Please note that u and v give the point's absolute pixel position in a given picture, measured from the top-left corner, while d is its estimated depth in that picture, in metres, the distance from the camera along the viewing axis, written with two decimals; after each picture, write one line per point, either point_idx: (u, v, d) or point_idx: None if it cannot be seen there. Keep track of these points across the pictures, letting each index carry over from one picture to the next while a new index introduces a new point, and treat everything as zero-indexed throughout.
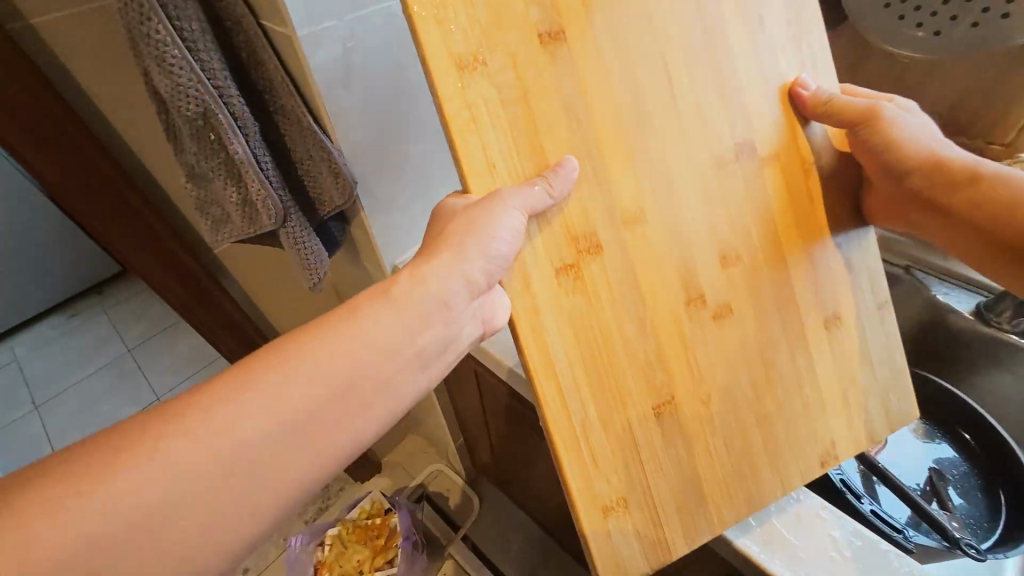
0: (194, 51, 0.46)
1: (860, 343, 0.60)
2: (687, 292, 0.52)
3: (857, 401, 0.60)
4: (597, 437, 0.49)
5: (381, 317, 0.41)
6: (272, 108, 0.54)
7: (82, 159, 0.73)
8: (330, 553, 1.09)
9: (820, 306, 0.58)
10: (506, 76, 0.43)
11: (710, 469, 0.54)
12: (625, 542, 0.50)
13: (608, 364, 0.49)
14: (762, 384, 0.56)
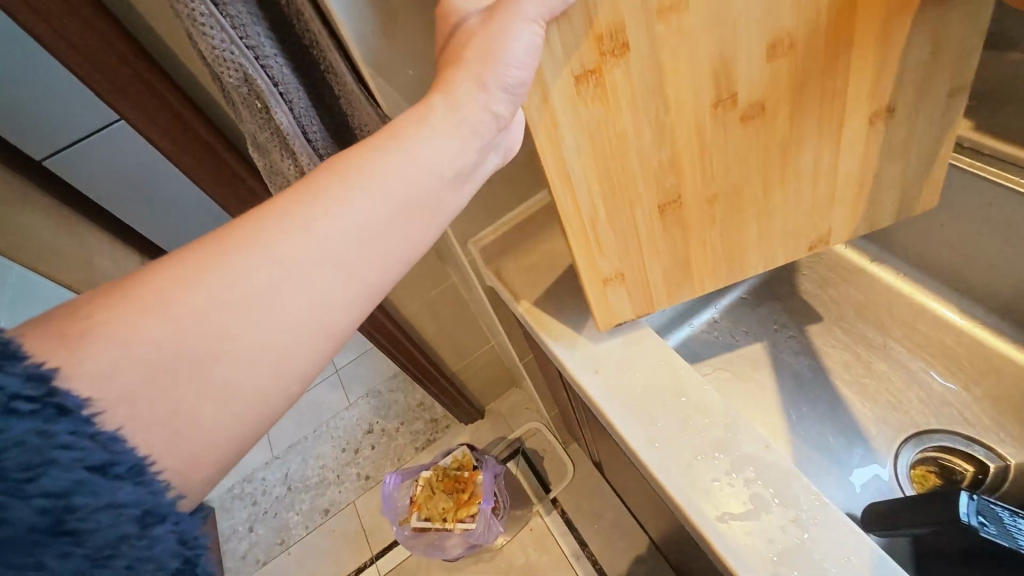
0: (221, 3, 0.40)
1: (910, 141, 0.46)
2: (716, 90, 0.39)
3: (874, 200, 0.49)
4: (605, 228, 0.46)
5: (431, 141, 0.35)
6: (316, 67, 0.48)
7: (184, 127, 0.62)
8: (421, 494, 1.17)
9: (867, 103, 0.43)
10: None
11: (700, 248, 0.50)
12: (621, 307, 0.53)
13: (620, 168, 0.42)
14: (787, 177, 0.46)
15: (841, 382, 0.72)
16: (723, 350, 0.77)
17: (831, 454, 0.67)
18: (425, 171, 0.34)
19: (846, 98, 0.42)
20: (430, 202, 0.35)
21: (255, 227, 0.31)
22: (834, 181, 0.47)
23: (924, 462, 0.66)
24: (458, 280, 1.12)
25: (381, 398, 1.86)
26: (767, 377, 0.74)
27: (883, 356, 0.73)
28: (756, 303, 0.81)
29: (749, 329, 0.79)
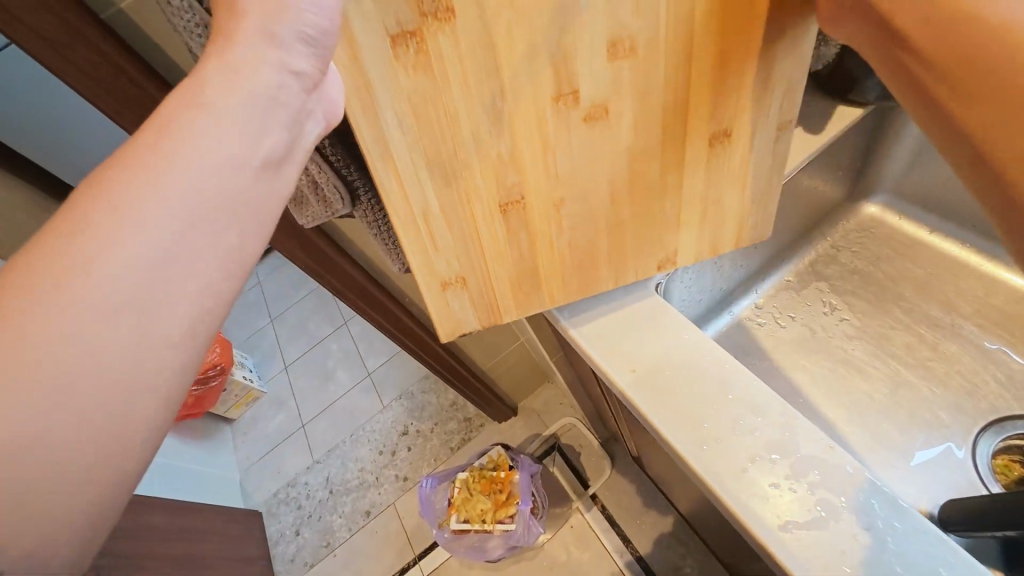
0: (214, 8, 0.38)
1: (756, 157, 0.45)
2: (555, 84, 0.36)
3: (715, 222, 0.49)
4: (440, 225, 0.43)
5: (202, 127, 0.27)
6: None
7: None
8: (458, 496, 1.16)
9: (716, 108, 0.41)
10: None
11: (549, 262, 0.48)
12: (466, 312, 0.51)
13: (453, 161, 0.39)
14: (634, 184, 0.44)
15: (905, 366, 0.66)
16: (767, 339, 0.72)
17: (897, 447, 0.62)
18: (217, 169, 0.27)
19: (692, 103, 0.40)
20: (267, 193, 0.30)
21: (54, 245, 0.24)
22: (676, 189, 0.46)
23: (1009, 450, 0.59)
24: None
25: (414, 399, 1.87)
26: (821, 365, 0.69)
27: (951, 335, 0.66)
28: (801, 286, 0.75)
29: (796, 315, 0.73)
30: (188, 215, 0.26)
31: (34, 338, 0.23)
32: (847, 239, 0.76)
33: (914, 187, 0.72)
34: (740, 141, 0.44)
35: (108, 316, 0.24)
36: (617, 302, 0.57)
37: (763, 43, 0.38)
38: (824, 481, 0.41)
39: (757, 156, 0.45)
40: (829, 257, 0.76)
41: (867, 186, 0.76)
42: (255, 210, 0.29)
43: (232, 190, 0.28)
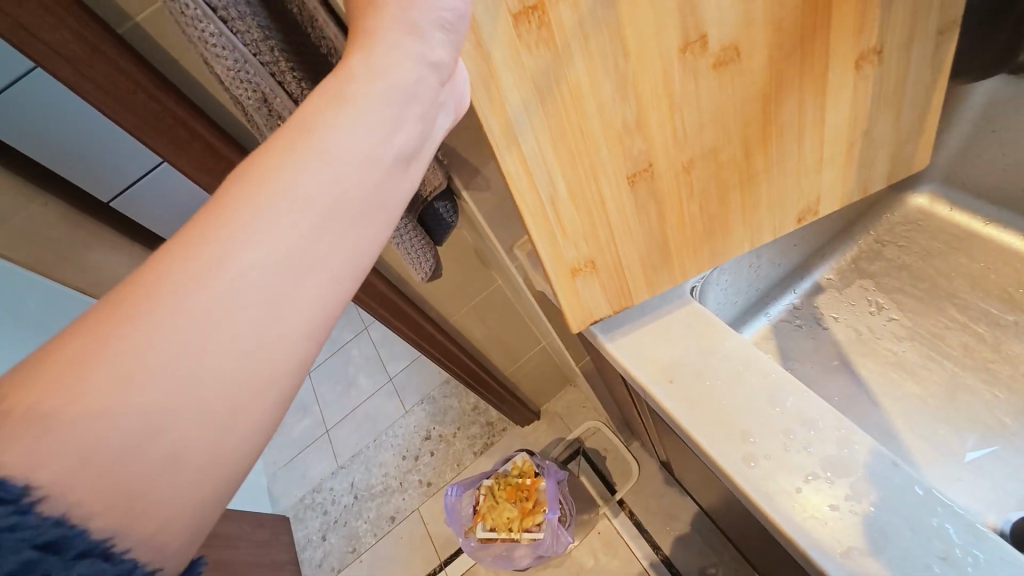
0: (229, 19, 0.37)
1: (896, 78, 0.43)
2: (683, 32, 0.35)
3: (864, 157, 0.47)
4: (567, 208, 0.40)
5: (345, 116, 0.26)
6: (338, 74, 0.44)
7: (218, 158, 0.60)
8: (484, 504, 1.14)
9: (859, 26, 0.39)
10: None
11: (678, 229, 0.46)
12: (595, 298, 0.48)
13: (579, 136, 0.37)
14: (776, 127, 0.42)
15: (964, 369, 0.61)
16: (807, 341, 0.68)
17: (963, 457, 0.57)
18: (357, 155, 0.26)
19: (828, 33, 0.38)
20: (401, 178, 0.28)
21: (209, 229, 0.24)
22: (819, 130, 0.44)
23: None
24: (503, 283, 1.07)
25: (436, 404, 1.86)
26: (869, 369, 0.64)
27: (1016, 334, 0.61)
28: (844, 285, 0.71)
29: (838, 314, 0.69)
30: (326, 206, 0.25)
31: (189, 321, 0.22)
32: (892, 233, 0.72)
33: (967, 176, 0.67)
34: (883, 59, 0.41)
35: (242, 309, 0.23)
36: (650, 308, 0.54)
37: None
38: (895, 508, 0.38)
39: (898, 77, 0.43)
40: (873, 253, 0.72)
41: (914, 177, 0.71)
42: (378, 202, 0.27)
43: (360, 189, 0.26)
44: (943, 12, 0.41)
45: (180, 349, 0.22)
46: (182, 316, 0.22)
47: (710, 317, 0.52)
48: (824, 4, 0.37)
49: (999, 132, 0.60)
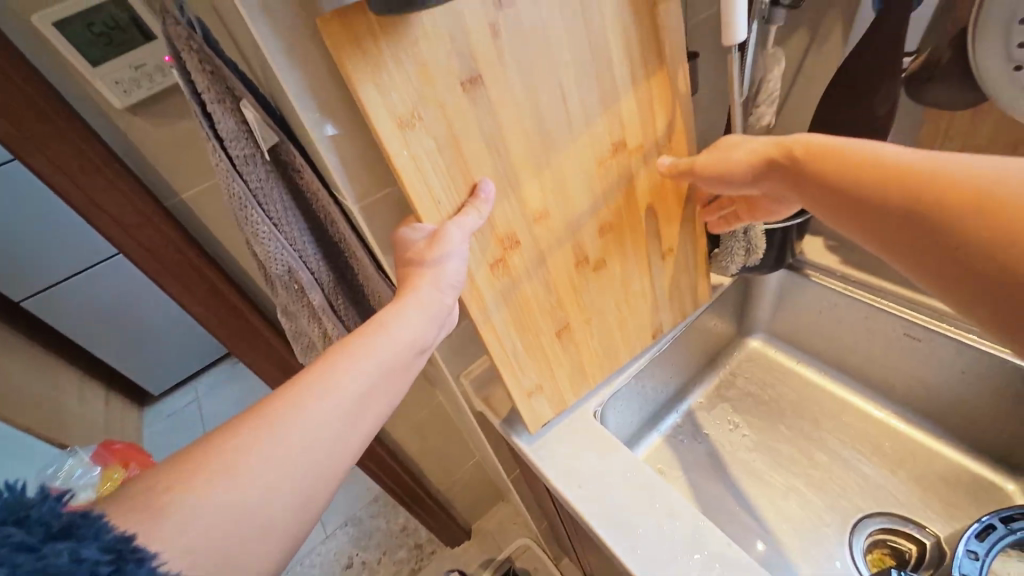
0: (279, 223, 0.54)
1: (688, 262, 0.76)
2: (576, 255, 0.63)
3: (682, 302, 0.79)
4: (521, 353, 0.63)
5: (392, 330, 0.45)
6: (344, 254, 0.61)
7: (215, 293, 0.72)
8: None
9: (660, 242, 0.71)
10: (441, 131, 0.45)
11: (587, 356, 0.71)
12: (544, 408, 0.69)
13: (525, 311, 0.61)
14: (630, 294, 0.71)
15: (793, 475, 0.82)
16: (688, 453, 0.87)
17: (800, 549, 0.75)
18: (393, 352, 0.45)
19: (647, 247, 0.70)
20: (413, 365, 0.47)
21: (305, 394, 0.39)
22: (653, 292, 0.74)
23: (877, 544, 0.74)
24: (445, 401, 1.19)
25: (362, 526, 1.77)
26: (733, 478, 0.83)
27: (822, 449, 0.84)
28: (710, 407, 0.93)
29: (709, 431, 0.90)
30: (374, 383, 0.43)
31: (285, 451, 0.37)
32: (740, 367, 0.97)
33: (780, 327, 0.95)
34: (676, 253, 0.74)
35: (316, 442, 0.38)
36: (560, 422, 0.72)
37: (666, 218, 0.70)
38: None
39: (688, 265, 0.77)
40: (728, 382, 0.96)
41: (749, 327, 0.98)
42: (399, 376, 0.45)
43: (392, 372, 0.44)
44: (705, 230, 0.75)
45: (283, 457, 0.37)
46: (286, 442, 0.37)
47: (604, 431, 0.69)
48: (640, 238, 0.69)
49: (789, 301, 0.90)
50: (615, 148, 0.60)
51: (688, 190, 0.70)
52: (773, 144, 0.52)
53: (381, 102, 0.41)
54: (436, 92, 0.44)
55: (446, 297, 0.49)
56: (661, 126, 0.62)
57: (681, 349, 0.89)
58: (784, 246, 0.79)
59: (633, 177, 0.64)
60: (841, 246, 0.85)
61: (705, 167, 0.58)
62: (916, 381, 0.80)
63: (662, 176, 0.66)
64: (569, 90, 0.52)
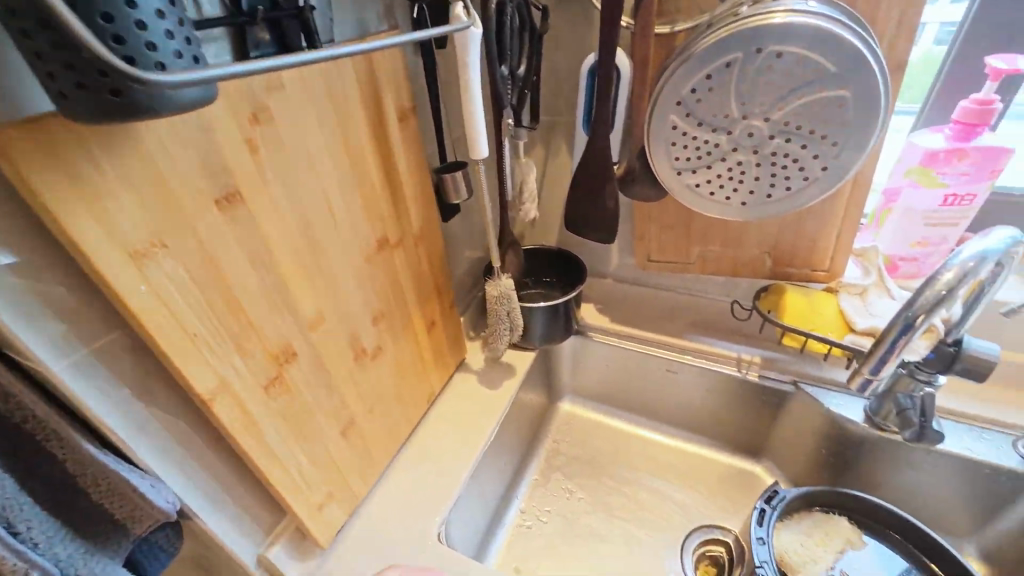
0: None
1: (450, 325, 0.81)
2: (354, 349, 0.58)
3: (448, 360, 0.83)
4: (309, 467, 0.55)
5: None
6: (29, 438, 0.37)
7: None
8: None
9: (422, 312, 0.72)
10: (191, 254, 0.38)
11: (376, 440, 0.67)
12: (335, 514, 0.62)
13: (307, 426, 0.53)
14: (409, 370, 0.72)
15: (626, 522, 0.88)
16: (537, 536, 0.86)
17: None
18: None
19: (415, 322, 0.71)
20: None
21: None
22: (425, 364, 0.76)
23: (700, 559, 0.84)
24: None
25: None
26: (581, 548, 0.84)
27: (640, 487, 0.93)
28: (545, 480, 0.95)
29: (550, 506, 0.90)
30: None
31: None
32: (560, 432, 1.04)
33: (581, 385, 1.06)
34: (439, 324, 0.77)
35: None
36: (351, 524, 0.65)
37: (427, 291, 0.72)
38: None
39: (452, 330, 0.82)
40: (554, 450, 1.01)
41: (557, 392, 1.07)
42: None
43: None
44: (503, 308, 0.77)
45: None
46: None
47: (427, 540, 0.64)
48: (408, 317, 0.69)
49: (581, 359, 1.02)
50: (379, 245, 0.59)
51: (439, 262, 0.74)
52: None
53: (98, 230, 0.32)
54: (162, 206, 0.35)
55: None
56: (413, 212, 0.65)
57: (504, 433, 0.87)
58: (568, 313, 0.90)
59: (398, 263, 0.64)
60: (608, 307, 1.01)
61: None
62: (685, 407, 0.96)
63: (420, 256, 0.69)
64: (330, 190, 0.50)
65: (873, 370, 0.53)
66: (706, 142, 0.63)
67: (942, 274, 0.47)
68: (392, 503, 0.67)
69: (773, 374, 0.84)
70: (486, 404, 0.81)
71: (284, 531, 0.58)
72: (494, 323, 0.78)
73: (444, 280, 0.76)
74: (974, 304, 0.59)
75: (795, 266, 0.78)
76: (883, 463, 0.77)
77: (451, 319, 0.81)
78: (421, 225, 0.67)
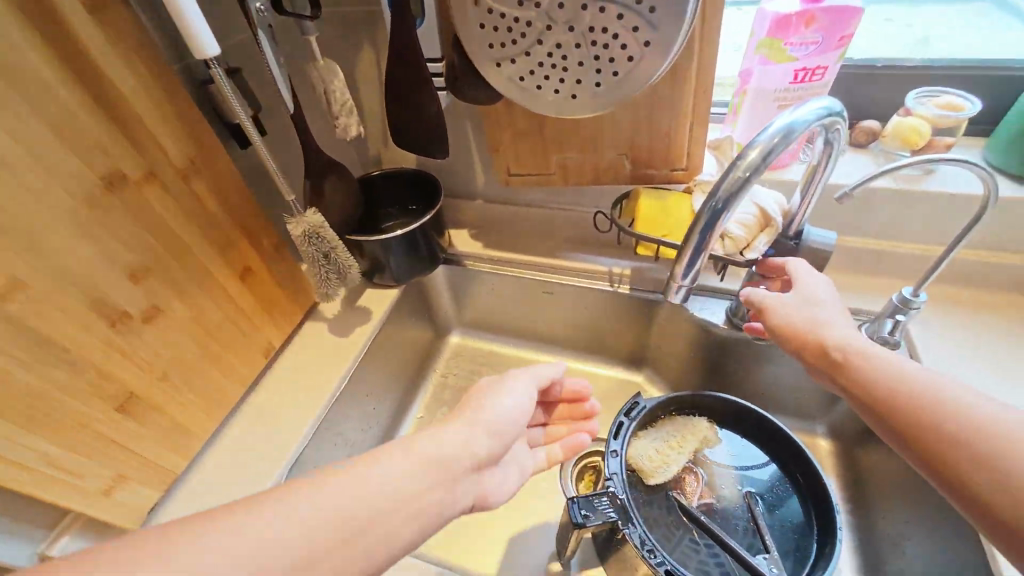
0: None
1: (280, 272, 0.71)
2: (104, 315, 0.48)
3: (285, 309, 0.74)
4: (67, 456, 0.47)
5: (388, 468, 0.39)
6: None
7: None
8: None
9: (228, 260, 0.62)
10: None
11: (187, 411, 0.59)
12: (140, 495, 0.55)
13: (42, 412, 0.44)
14: (219, 327, 0.62)
15: None
16: None
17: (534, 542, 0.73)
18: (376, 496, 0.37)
19: (217, 276, 0.60)
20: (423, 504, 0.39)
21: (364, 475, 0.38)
22: (245, 318, 0.66)
23: (586, 470, 0.82)
24: None
25: None
26: None
27: None
28: (431, 416, 0.92)
29: None
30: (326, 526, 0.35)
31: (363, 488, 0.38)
32: (450, 366, 0.99)
33: (469, 317, 0.99)
34: (258, 272, 0.67)
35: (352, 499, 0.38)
36: (173, 492, 0.62)
37: (228, 236, 0.61)
38: None
39: (285, 276, 0.72)
40: (443, 385, 0.97)
41: (445, 325, 1.01)
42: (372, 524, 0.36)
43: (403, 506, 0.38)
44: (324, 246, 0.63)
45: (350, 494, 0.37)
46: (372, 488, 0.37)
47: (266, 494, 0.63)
48: (202, 270, 0.58)
49: (461, 289, 0.95)
50: (110, 183, 0.47)
51: (240, 199, 0.62)
52: (878, 369, 0.44)
53: None
54: None
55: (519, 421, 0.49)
56: (166, 137, 0.52)
57: (370, 378, 0.82)
58: (431, 243, 0.84)
59: (156, 205, 0.52)
60: (482, 232, 0.93)
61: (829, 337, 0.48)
62: (568, 327, 0.92)
63: (202, 195, 0.57)
64: None
65: (686, 275, 0.46)
66: (518, 20, 0.53)
67: (745, 156, 0.41)
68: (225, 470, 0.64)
69: (641, 283, 0.81)
70: (333, 348, 0.77)
71: (73, 523, 0.55)
72: (315, 270, 0.65)
73: (254, 218, 0.65)
74: (812, 190, 0.55)
75: (656, 167, 0.71)
76: (746, 360, 0.77)
77: (279, 263, 0.70)
78: (187, 151, 0.54)
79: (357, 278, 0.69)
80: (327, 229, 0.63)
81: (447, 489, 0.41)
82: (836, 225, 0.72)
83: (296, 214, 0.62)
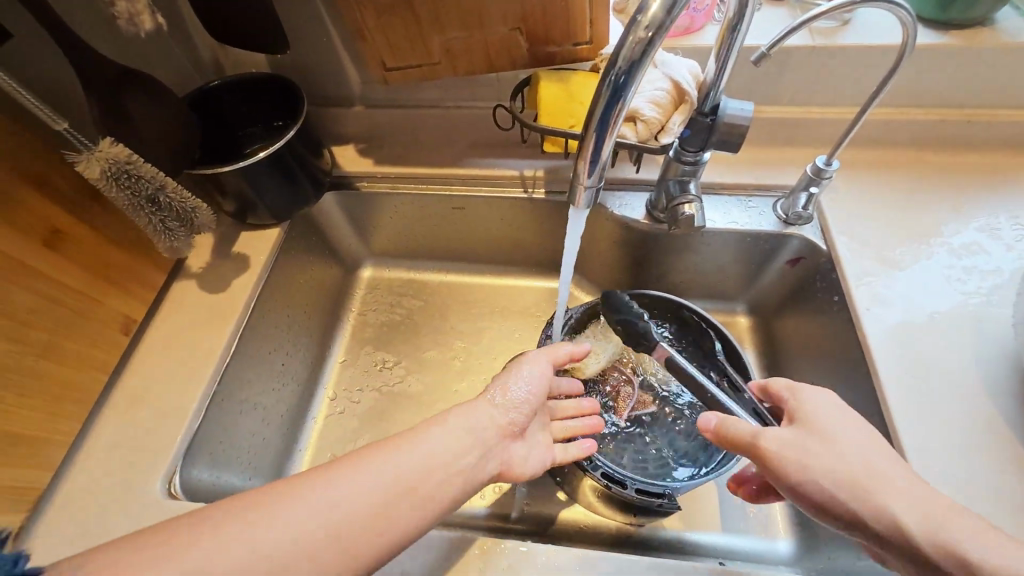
0: None
1: (109, 229, 0.57)
2: None
3: (133, 275, 0.60)
4: None
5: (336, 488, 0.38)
6: None
7: None
8: None
9: (17, 221, 0.48)
10: None
11: (20, 415, 0.48)
12: None
13: None
14: (41, 307, 0.50)
15: None
16: (350, 424, 0.75)
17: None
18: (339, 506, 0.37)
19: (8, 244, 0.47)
20: (406, 514, 0.39)
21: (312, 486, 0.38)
22: (76, 293, 0.53)
23: None
24: None
25: None
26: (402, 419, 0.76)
27: (460, 335, 0.81)
28: (354, 358, 0.81)
29: (362, 385, 0.78)
30: (337, 520, 0.37)
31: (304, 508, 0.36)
32: (366, 302, 0.86)
33: (377, 247, 0.87)
34: (73, 231, 0.53)
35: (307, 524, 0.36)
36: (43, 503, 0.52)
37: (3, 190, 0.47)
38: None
39: (119, 236, 0.58)
40: (362, 323, 0.84)
41: (353, 258, 0.87)
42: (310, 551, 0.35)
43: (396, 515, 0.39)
44: (152, 170, 0.51)
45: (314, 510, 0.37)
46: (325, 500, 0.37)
47: (172, 477, 0.54)
48: None
49: (359, 214, 0.81)
50: None
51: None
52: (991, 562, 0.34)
53: None
54: None
55: (498, 416, 0.48)
56: None
57: (269, 330, 0.70)
58: (309, 169, 0.70)
59: None
60: (369, 146, 0.79)
61: (882, 509, 0.38)
62: (488, 241, 0.83)
63: None
64: None
65: (594, 174, 0.39)
66: None
67: (646, 9, 0.32)
68: (99, 469, 0.55)
69: (558, 185, 0.73)
70: (212, 309, 0.66)
71: None
72: (139, 218, 0.52)
73: (36, 162, 0.51)
74: (728, 57, 0.48)
75: (555, 44, 0.60)
76: (670, 253, 0.74)
77: (100, 217, 0.56)
78: None
79: (210, 220, 0.59)
80: (141, 162, 0.51)
81: (449, 492, 0.42)
82: (752, 95, 0.67)
83: (86, 152, 0.48)
